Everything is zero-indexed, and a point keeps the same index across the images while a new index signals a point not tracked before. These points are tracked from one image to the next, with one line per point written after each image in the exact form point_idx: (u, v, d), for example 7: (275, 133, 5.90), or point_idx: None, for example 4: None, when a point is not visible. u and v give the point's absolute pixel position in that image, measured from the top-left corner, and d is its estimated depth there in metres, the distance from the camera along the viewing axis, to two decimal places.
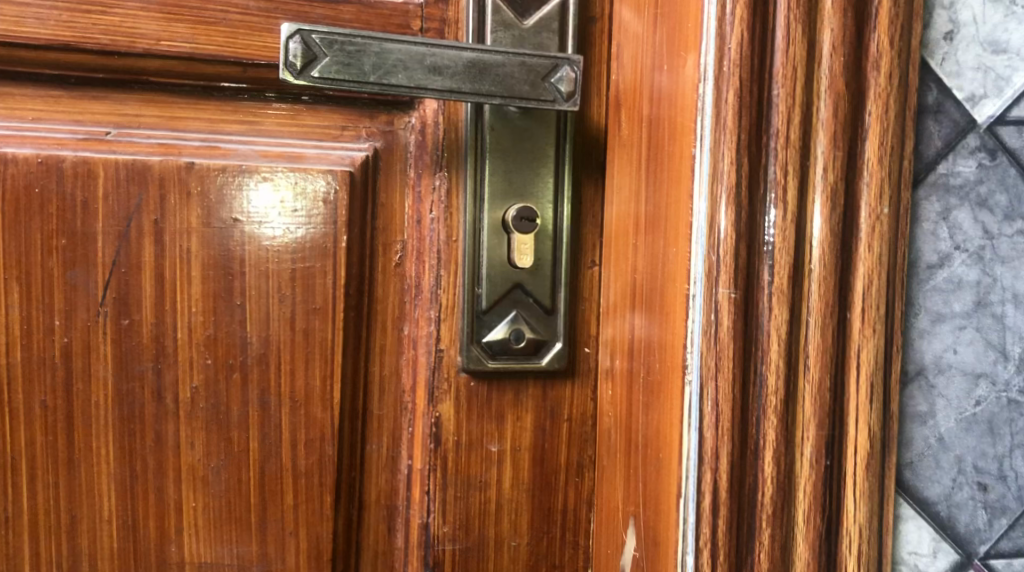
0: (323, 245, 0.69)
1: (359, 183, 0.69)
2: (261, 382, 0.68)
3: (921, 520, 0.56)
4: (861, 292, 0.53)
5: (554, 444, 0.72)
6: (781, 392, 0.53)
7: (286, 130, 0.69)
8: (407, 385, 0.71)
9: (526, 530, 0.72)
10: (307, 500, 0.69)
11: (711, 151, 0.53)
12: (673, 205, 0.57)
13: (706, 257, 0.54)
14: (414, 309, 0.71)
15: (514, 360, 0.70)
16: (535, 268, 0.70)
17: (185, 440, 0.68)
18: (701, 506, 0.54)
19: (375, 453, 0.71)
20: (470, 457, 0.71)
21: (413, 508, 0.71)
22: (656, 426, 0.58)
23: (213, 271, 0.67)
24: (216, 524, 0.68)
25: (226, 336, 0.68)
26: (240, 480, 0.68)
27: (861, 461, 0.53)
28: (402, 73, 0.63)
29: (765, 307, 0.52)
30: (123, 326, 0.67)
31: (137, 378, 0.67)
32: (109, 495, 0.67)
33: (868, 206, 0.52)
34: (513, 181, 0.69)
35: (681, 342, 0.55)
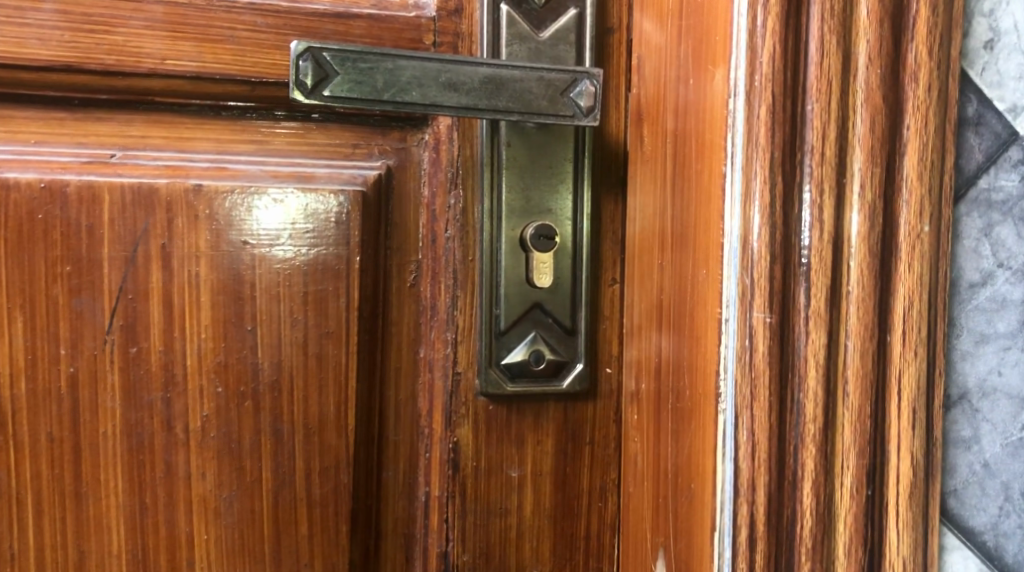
0: (336, 267, 0.66)
1: (372, 203, 0.67)
2: (273, 409, 0.66)
3: (967, 550, 0.53)
4: (901, 313, 0.50)
5: (576, 469, 0.69)
6: (820, 419, 0.50)
7: (295, 149, 0.67)
8: (423, 411, 0.69)
9: (549, 558, 0.69)
10: (323, 531, 0.67)
11: (743, 167, 0.51)
12: (703, 224, 0.54)
13: (739, 280, 0.51)
14: (429, 330, 0.68)
15: (534, 383, 0.68)
16: (555, 287, 0.68)
17: (196, 471, 0.65)
18: (736, 540, 0.51)
19: (391, 481, 0.69)
20: (490, 484, 0.68)
21: (431, 537, 0.68)
22: (687, 453, 0.55)
23: (223, 296, 0.65)
24: (228, 558, 0.66)
25: (237, 364, 0.65)
26: (253, 511, 0.66)
27: (904, 490, 0.51)
28: (416, 90, 0.61)
29: (802, 330, 0.50)
30: (131, 354, 0.64)
31: (146, 407, 0.65)
32: (118, 529, 0.65)
33: (908, 222, 0.50)
34: (531, 197, 0.67)
35: (713, 366, 0.53)
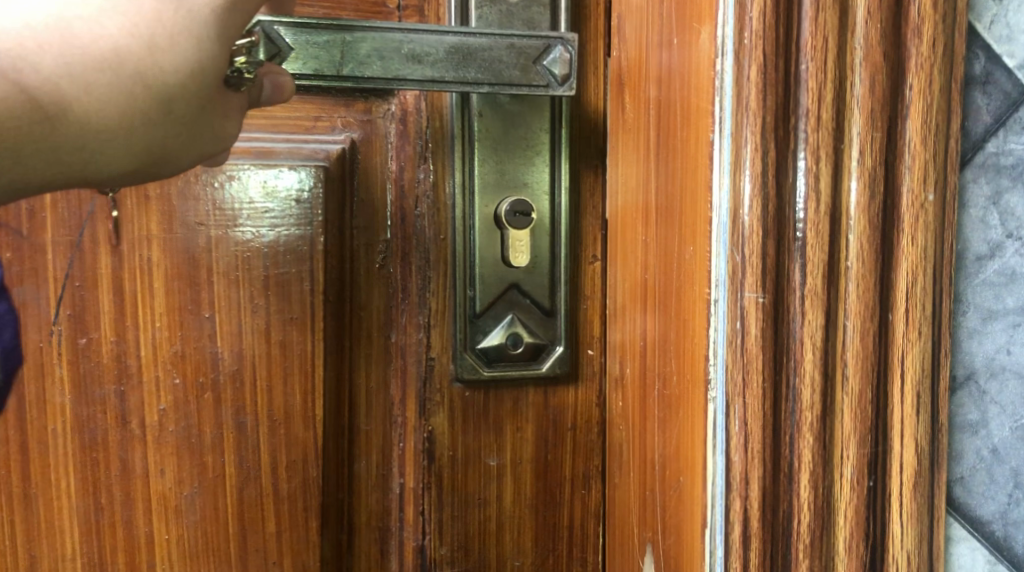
0: (298, 249, 0.62)
1: (335, 178, 0.63)
2: (235, 399, 0.62)
3: (974, 541, 0.50)
4: (904, 291, 0.46)
5: (557, 456, 0.65)
6: (817, 406, 0.46)
7: (252, 122, 0.62)
8: (397, 404, 0.64)
9: (530, 548, 0.65)
10: (291, 526, 0.63)
11: (733, 134, 0.47)
12: (689, 196, 0.50)
13: (728, 258, 0.47)
14: (401, 314, 0.64)
15: (511, 367, 0.64)
16: (532, 266, 0.63)
17: (154, 468, 0.61)
18: (729, 538, 0.48)
19: (365, 473, 0.64)
20: (467, 472, 0.64)
21: (407, 531, 0.64)
22: (676, 444, 0.52)
23: (178, 282, 0.61)
24: (193, 558, 0.62)
25: (196, 352, 0.61)
26: (217, 509, 0.62)
27: (908, 480, 0.47)
28: (376, 63, 0.56)
29: (798, 311, 0.46)
30: (81, 346, 0.60)
31: (98, 402, 0.61)
32: (73, 533, 0.61)
33: (911, 190, 0.46)
34: (505, 168, 0.62)
35: (702, 351, 0.49)
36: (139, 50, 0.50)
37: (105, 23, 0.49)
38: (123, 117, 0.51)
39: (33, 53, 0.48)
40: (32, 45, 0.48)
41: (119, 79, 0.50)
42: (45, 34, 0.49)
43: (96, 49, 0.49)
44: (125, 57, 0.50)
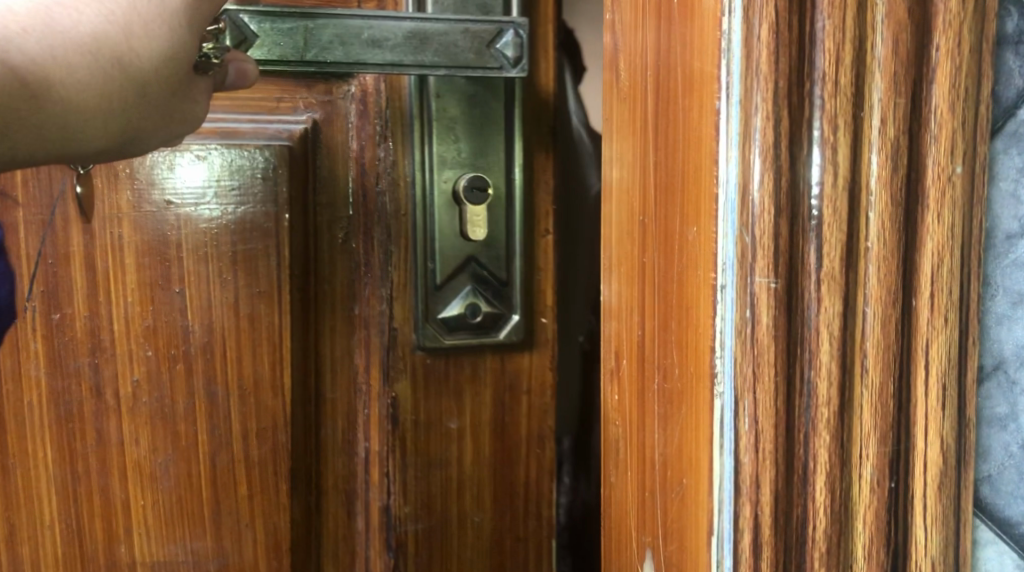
0: (265, 225, 0.66)
1: (299, 156, 0.67)
2: (206, 371, 0.66)
3: (1002, 544, 0.45)
4: (929, 274, 0.42)
5: (513, 414, 0.70)
6: (834, 401, 0.42)
7: (218, 104, 0.66)
8: (365, 372, 0.69)
9: (489, 505, 0.70)
10: (263, 490, 0.68)
11: (742, 101, 0.42)
12: (692, 171, 0.45)
13: (737, 239, 0.42)
14: (364, 287, 0.68)
15: (470, 335, 0.68)
16: (490, 239, 0.67)
17: (125, 439, 0.66)
18: (738, 547, 0.43)
19: (332, 441, 0.70)
20: (429, 436, 0.68)
21: (372, 491, 0.69)
22: (678, 442, 0.47)
23: (149, 258, 0.65)
24: (166, 523, 0.67)
25: (164, 330, 0.65)
26: (191, 475, 0.67)
27: (931, 481, 0.43)
28: (339, 49, 0.59)
29: (813, 296, 0.42)
30: (54, 321, 0.65)
31: (74, 376, 0.65)
32: (50, 499, 0.66)
33: (936, 162, 0.42)
34: (464, 148, 0.66)
35: (707, 343, 0.44)
36: (116, 35, 0.52)
37: (83, 10, 0.51)
38: (99, 103, 0.53)
39: (19, 37, 0.49)
40: (17, 29, 0.49)
41: (97, 63, 0.52)
42: (27, 19, 0.50)
43: (75, 33, 0.51)
44: (103, 42, 0.52)
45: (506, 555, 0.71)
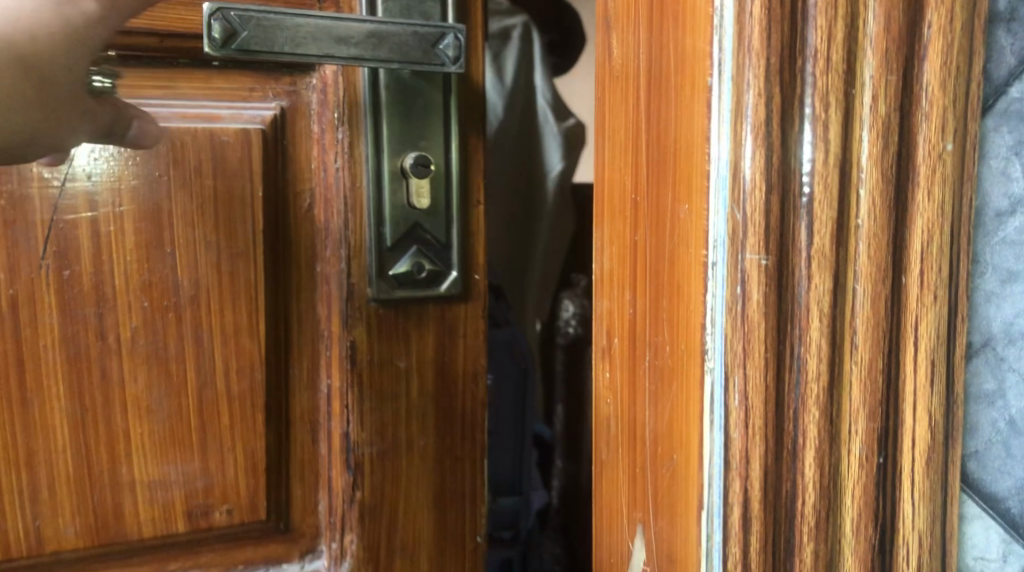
0: (241, 193, 0.64)
1: (270, 141, 0.65)
2: (194, 318, 0.64)
3: (989, 519, 0.46)
4: (919, 251, 0.43)
5: (450, 349, 0.68)
6: (823, 377, 0.43)
7: (199, 92, 0.64)
8: (325, 315, 0.67)
9: (432, 428, 0.68)
10: (243, 420, 0.66)
11: (733, 77, 0.42)
12: (685, 147, 0.45)
13: (728, 216, 0.43)
14: (325, 249, 0.66)
15: (416, 290, 0.66)
16: (435, 205, 0.66)
17: (122, 375, 0.63)
18: (727, 522, 0.43)
19: (301, 380, 0.67)
20: (382, 373, 0.66)
21: (334, 421, 0.67)
22: (670, 417, 0.47)
23: (145, 223, 0.63)
24: (162, 450, 0.64)
25: (158, 276, 0.63)
26: (183, 408, 0.64)
27: (920, 456, 0.43)
28: (312, 43, 0.60)
29: (803, 274, 0.42)
30: (65, 278, 0.62)
31: (82, 323, 0.62)
32: (62, 430, 0.62)
33: (928, 141, 0.42)
34: (408, 128, 0.65)
35: (699, 319, 0.44)
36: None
37: None
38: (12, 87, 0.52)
39: None
40: None
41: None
42: None
43: None
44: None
45: (448, 473, 0.69)
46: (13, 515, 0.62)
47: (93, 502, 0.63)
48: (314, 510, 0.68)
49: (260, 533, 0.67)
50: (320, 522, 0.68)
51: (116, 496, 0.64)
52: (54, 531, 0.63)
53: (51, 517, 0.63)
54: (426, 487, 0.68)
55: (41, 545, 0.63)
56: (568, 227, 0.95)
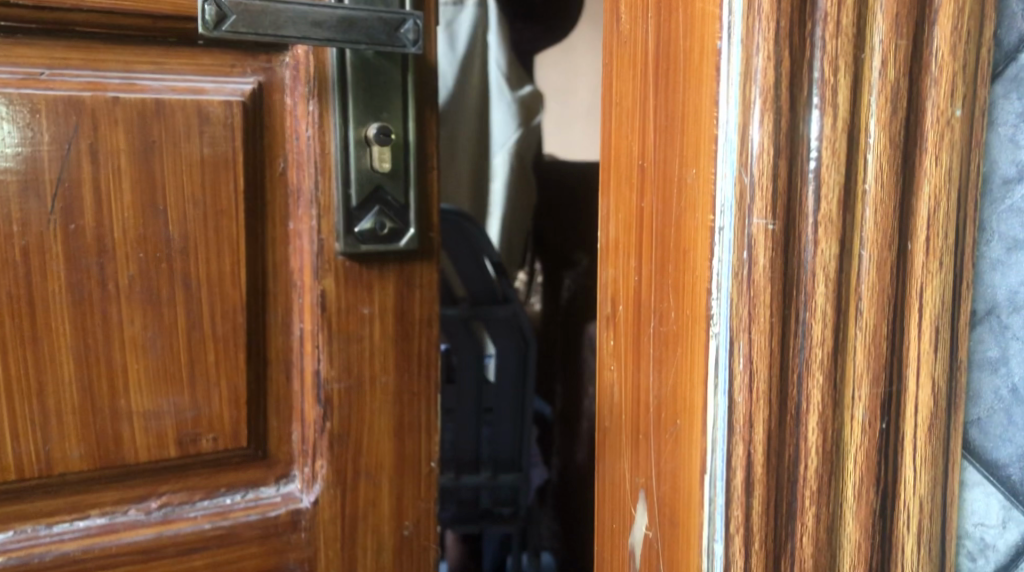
0: (224, 149, 0.61)
1: (252, 114, 0.62)
2: (186, 267, 0.61)
3: (989, 485, 0.46)
4: (925, 217, 0.43)
5: (410, 297, 0.66)
6: (828, 343, 0.43)
7: (187, 68, 0.61)
8: (297, 264, 0.64)
9: (391, 367, 0.66)
10: (229, 355, 0.63)
11: (742, 41, 0.42)
12: (692, 112, 0.45)
13: (737, 180, 0.43)
14: (296, 208, 0.64)
15: (379, 246, 0.64)
16: (396, 166, 0.64)
17: (120, 318, 0.60)
18: (730, 485, 0.44)
19: (277, 323, 0.64)
20: (347, 318, 0.64)
21: (306, 359, 0.65)
22: (673, 383, 0.47)
23: (140, 185, 0.60)
24: (152, 383, 0.61)
25: (153, 228, 0.60)
26: (174, 346, 0.61)
27: (923, 422, 0.44)
28: (291, 26, 0.59)
29: (810, 239, 0.42)
30: (69, 231, 0.59)
31: (85, 270, 0.59)
32: (68, 363, 0.59)
33: (937, 106, 0.42)
34: (371, 93, 0.63)
35: (704, 284, 0.44)
36: None
37: None
38: None
39: None
40: None
41: None
42: None
43: None
44: None
45: (406, 422, 0.66)
46: (21, 442, 0.59)
47: (93, 431, 0.60)
48: (286, 440, 0.66)
49: (241, 459, 0.64)
50: (293, 450, 0.66)
51: (116, 431, 0.61)
52: (56, 456, 0.60)
53: (54, 443, 0.60)
54: (387, 421, 0.66)
55: (47, 470, 0.60)
56: (529, 196, 1.10)
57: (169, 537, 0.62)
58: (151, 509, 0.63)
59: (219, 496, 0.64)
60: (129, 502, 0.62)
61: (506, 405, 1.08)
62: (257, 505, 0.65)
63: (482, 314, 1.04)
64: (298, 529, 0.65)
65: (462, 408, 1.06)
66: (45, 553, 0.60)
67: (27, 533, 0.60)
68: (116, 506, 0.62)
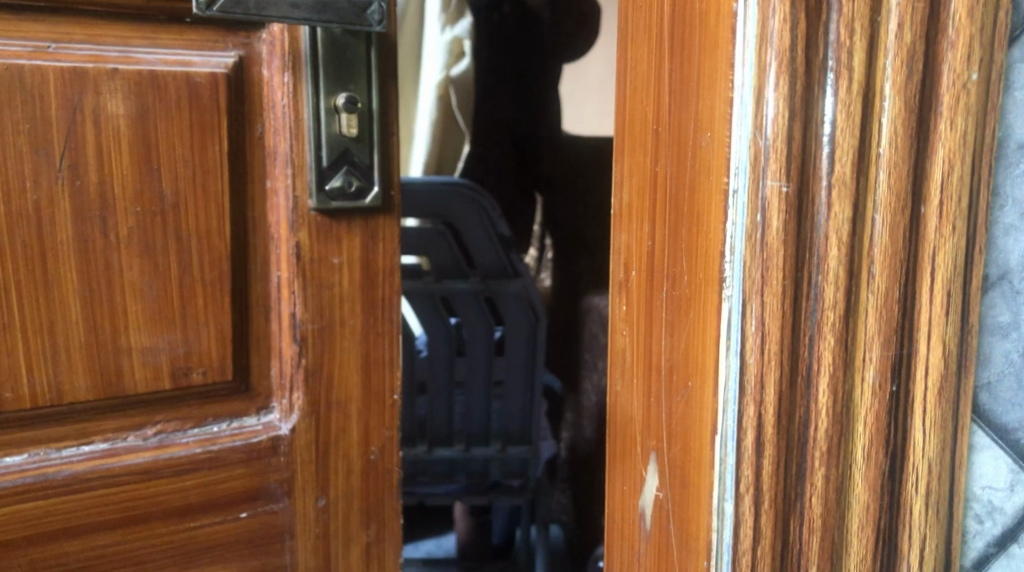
0: (207, 114, 0.61)
1: (234, 84, 0.62)
2: (177, 221, 0.62)
3: (997, 449, 0.46)
4: (939, 181, 0.43)
5: (374, 249, 0.66)
6: (840, 306, 0.43)
7: (177, 41, 0.61)
8: (273, 220, 0.64)
9: (358, 310, 0.66)
10: (216, 297, 0.63)
11: (758, 3, 0.42)
12: (708, 76, 0.45)
13: (751, 142, 0.43)
14: (273, 166, 0.64)
15: (347, 204, 0.64)
16: (364, 131, 0.64)
17: (120, 262, 0.61)
18: (741, 445, 0.44)
19: (256, 271, 0.64)
20: (317, 267, 0.64)
21: (283, 304, 0.65)
22: (685, 346, 0.47)
23: (138, 149, 0.60)
24: (150, 321, 0.62)
25: (148, 185, 0.61)
26: (173, 288, 0.62)
27: (932, 384, 0.44)
28: (271, 5, 0.57)
29: (824, 202, 0.42)
30: (77, 188, 0.59)
31: (91, 222, 0.60)
32: (74, 302, 0.60)
33: (953, 70, 0.42)
34: (340, 61, 0.63)
35: (717, 247, 0.44)
36: None
37: None
38: None
39: None
40: None
41: None
42: None
43: None
44: None
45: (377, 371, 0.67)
46: (35, 374, 0.60)
47: (98, 364, 0.61)
48: (266, 374, 0.66)
49: (227, 393, 0.65)
50: (271, 384, 0.66)
51: (117, 365, 0.61)
52: (66, 388, 0.61)
53: (64, 375, 0.60)
54: (355, 360, 0.66)
55: (59, 399, 0.61)
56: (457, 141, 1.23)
57: (165, 460, 0.63)
58: (148, 435, 0.63)
59: (209, 425, 0.65)
60: (128, 429, 0.63)
61: (516, 377, 1.16)
62: (242, 432, 0.65)
63: (493, 288, 1.13)
64: (278, 454, 0.65)
65: (474, 382, 1.15)
66: (59, 471, 0.61)
67: (40, 456, 0.61)
68: (117, 433, 0.62)
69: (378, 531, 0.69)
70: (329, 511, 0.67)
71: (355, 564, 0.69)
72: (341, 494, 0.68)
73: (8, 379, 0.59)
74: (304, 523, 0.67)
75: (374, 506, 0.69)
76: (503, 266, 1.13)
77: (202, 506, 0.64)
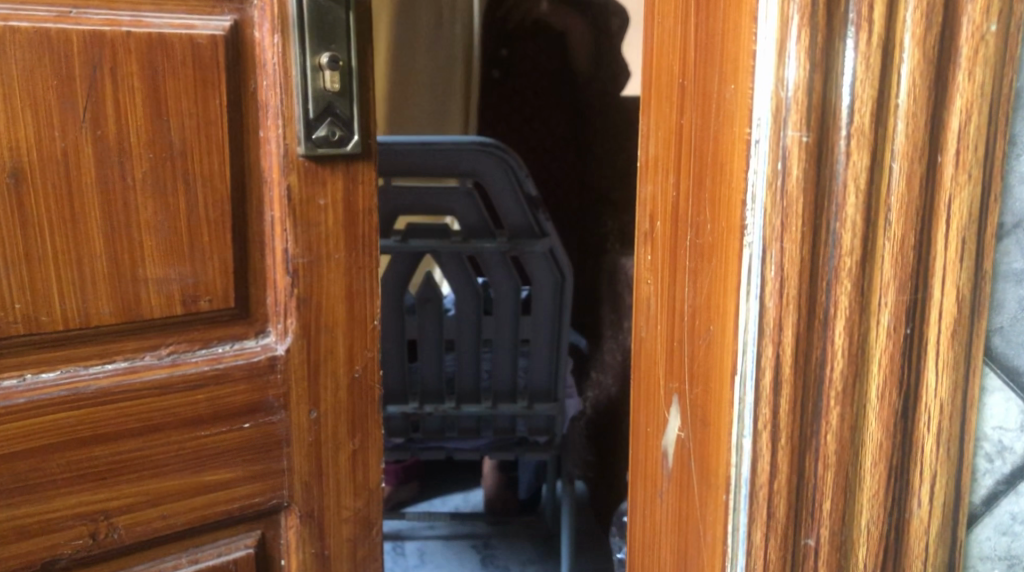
0: (206, 67, 0.67)
1: (231, 45, 0.68)
2: (185, 166, 0.67)
3: (1009, 391, 0.48)
4: (956, 131, 0.44)
5: (354, 190, 0.73)
6: (857, 252, 0.45)
7: (180, 6, 0.66)
8: (266, 165, 0.70)
9: (339, 245, 0.73)
10: (217, 239, 0.69)
11: None
12: (732, 32, 0.47)
13: (774, 95, 0.45)
14: (267, 118, 0.69)
15: (331, 150, 0.71)
16: (343, 86, 0.70)
17: (136, 201, 0.66)
18: (759, 384, 0.46)
19: (252, 212, 0.71)
20: (305, 208, 0.71)
21: (276, 239, 0.71)
22: (708, 292, 0.49)
23: (150, 103, 0.65)
24: (162, 257, 0.68)
25: (159, 133, 0.66)
26: (183, 228, 0.68)
27: (946, 329, 0.45)
28: None
29: (843, 151, 0.44)
30: (98, 138, 0.64)
31: (111, 167, 0.65)
32: (96, 242, 0.66)
33: (971, 22, 0.44)
34: (321, 26, 0.69)
35: (739, 197, 0.46)
36: None
37: None
38: None
39: None
40: None
41: None
42: None
43: None
44: None
45: (355, 301, 0.75)
46: (65, 299, 0.65)
47: (121, 291, 0.67)
48: (262, 302, 0.72)
49: (228, 318, 0.71)
50: (267, 310, 0.73)
51: (136, 293, 0.67)
52: (92, 312, 0.66)
53: (91, 300, 0.66)
54: (339, 291, 0.74)
55: (86, 321, 0.66)
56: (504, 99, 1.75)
57: (179, 376, 0.69)
58: (162, 354, 0.69)
59: (213, 347, 0.71)
60: (145, 349, 0.69)
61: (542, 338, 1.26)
62: (243, 352, 0.72)
63: (520, 248, 1.21)
64: (275, 370, 0.72)
65: (500, 340, 1.26)
66: (88, 385, 0.67)
67: (70, 373, 0.66)
68: (136, 353, 0.68)
69: (363, 440, 0.78)
70: (320, 422, 0.75)
71: (343, 469, 0.77)
72: (330, 406, 0.75)
73: (43, 304, 0.65)
74: (299, 432, 0.74)
75: (358, 415, 0.77)
76: (529, 226, 1.22)
77: (210, 416, 0.71)
